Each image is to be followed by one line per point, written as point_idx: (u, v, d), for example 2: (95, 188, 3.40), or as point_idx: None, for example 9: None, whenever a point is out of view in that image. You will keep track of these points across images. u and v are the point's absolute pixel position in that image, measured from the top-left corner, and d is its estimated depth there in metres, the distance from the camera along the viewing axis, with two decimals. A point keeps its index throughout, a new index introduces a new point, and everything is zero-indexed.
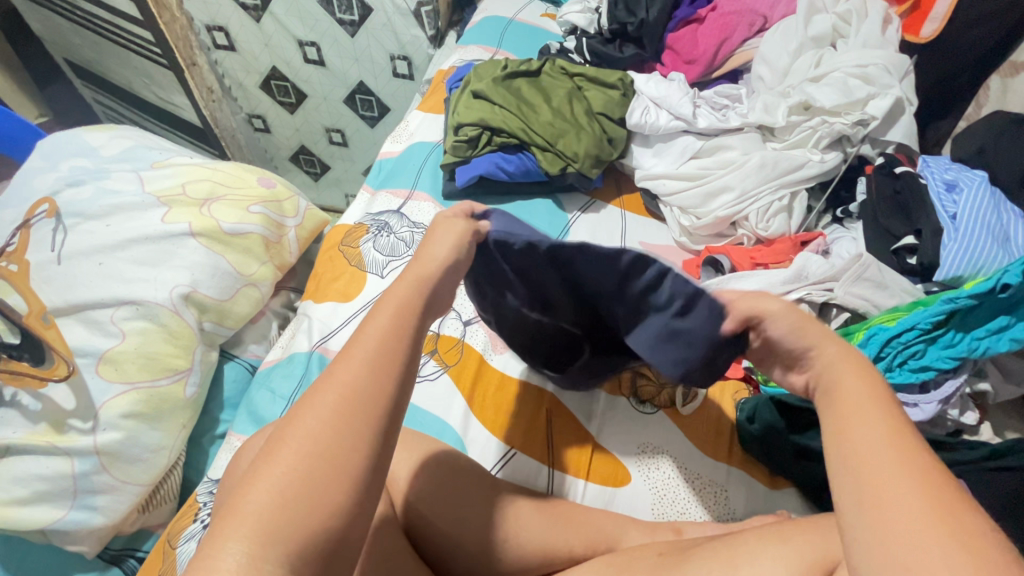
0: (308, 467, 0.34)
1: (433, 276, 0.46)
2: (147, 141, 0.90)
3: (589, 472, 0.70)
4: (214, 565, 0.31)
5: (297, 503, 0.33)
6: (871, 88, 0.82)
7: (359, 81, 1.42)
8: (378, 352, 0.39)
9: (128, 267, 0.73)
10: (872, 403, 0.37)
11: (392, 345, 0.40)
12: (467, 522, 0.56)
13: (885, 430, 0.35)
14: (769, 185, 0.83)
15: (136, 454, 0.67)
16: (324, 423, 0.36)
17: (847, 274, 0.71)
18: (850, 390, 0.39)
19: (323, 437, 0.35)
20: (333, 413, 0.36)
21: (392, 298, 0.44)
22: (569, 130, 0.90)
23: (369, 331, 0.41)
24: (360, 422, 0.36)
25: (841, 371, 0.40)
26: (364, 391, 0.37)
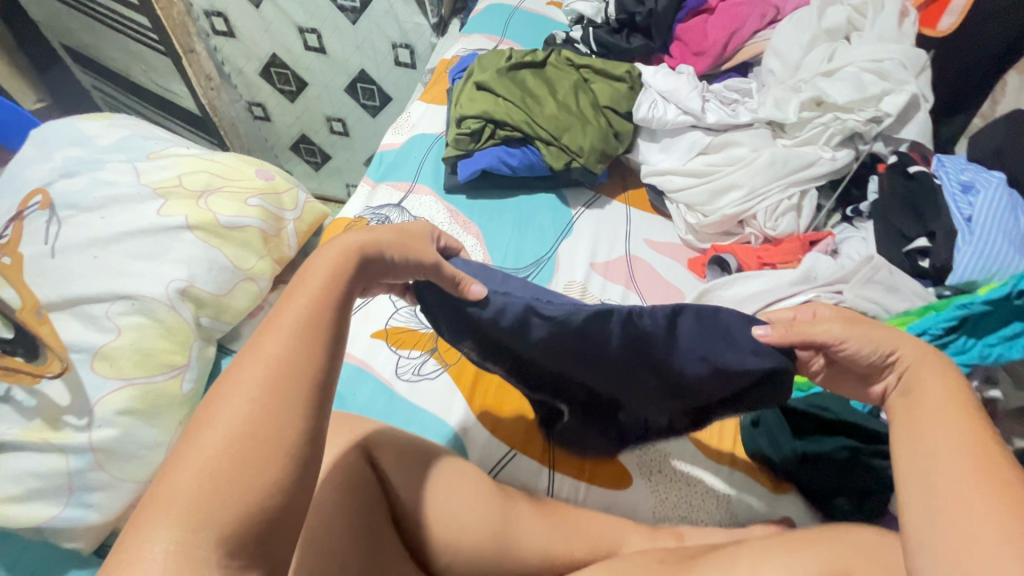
0: (237, 442, 0.34)
1: (375, 249, 0.50)
2: (142, 131, 0.88)
3: (587, 472, 0.69)
4: (142, 553, 0.30)
5: (224, 492, 0.32)
6: (886, 84, 0.79)
7: (360, 69, 1.39)
8: (305, 324, 0.40)
9: (124, 260, 0.71)
10: (951, 409, 0.40)
11: (316, 319, 0.41)
12: (435, 513, 0.55)
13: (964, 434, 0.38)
14: (777, 183, 0.81)
15: (132, 451, 0.66)
16: (251, 397, 0.36)
17: (857, 277, 0.70)
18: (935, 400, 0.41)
19: (256, 412, 0.35)
20: (261, 383, 0.36)
21: (317, 272, 0.45)
22: (575, 124, 0.88)
23: (292, 303, 0.42)
24: (289, 393, 0.36)
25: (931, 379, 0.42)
26: (294, 365, 0.38)
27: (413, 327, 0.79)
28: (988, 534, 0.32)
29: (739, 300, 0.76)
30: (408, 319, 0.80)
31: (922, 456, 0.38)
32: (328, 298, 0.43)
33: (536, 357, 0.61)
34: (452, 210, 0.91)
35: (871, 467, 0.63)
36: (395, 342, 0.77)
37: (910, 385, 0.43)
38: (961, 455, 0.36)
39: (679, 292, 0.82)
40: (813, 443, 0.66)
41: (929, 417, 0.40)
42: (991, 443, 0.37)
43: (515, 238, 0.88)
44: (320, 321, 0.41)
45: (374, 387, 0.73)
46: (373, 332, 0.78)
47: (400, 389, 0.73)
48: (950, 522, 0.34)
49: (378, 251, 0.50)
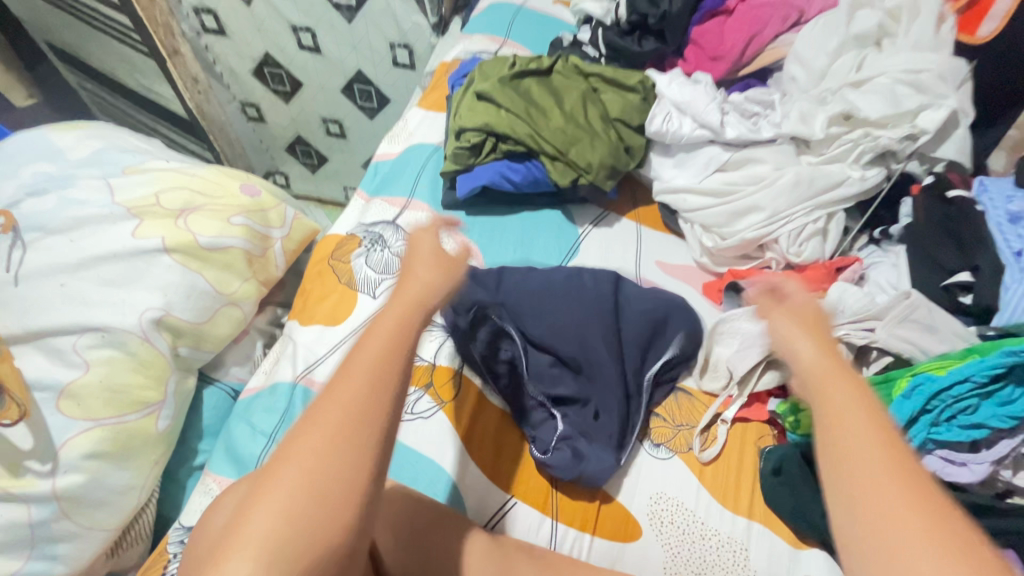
0: (309, 505, 0.35)
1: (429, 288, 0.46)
2: (119, 142, 0.82)
3: (593, 525, 0.63)
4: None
5: (291, 543, 0.34)
6: (923, 97, 0.73)
7: (356, 69, 1.33)
8: (377, 370, 0.40)
9: (93, 288, 0.66)
10: (866, 409, 0.37)
11: (387, 373, 0.40)
12: (432, 568, 0.52)
13: (879, 438, 0.36)
14: (802, 205, 0.75)
15: (101, 498, 0.61)
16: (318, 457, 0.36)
17: (892, 315, 0.64)
18: (841, 400, 0.38)
19: (327, 464, 0.36)
20: (333, 433, 0.37)
21: (382, 324, 0.42)
22: (583, 137, 0.81)
23: (361, 356, 0.40)
24: (358, 445, 0.37)
25: (828, 376, 0.40)
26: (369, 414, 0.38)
27: None
28: (910, 521, 0.32)
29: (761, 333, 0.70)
30: None
31: (844, 469, 0.35)
32: (399, 350, 0.41)
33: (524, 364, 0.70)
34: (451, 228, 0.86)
35: None
36: None
37: (811, 384, 0.40)
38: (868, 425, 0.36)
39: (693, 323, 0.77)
40: None
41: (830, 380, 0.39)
42: (879, 405, 0.38)
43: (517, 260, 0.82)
44: (394, 363, 0.40)
45: None
46: None
47: None
48: (886, 539, 0.32)
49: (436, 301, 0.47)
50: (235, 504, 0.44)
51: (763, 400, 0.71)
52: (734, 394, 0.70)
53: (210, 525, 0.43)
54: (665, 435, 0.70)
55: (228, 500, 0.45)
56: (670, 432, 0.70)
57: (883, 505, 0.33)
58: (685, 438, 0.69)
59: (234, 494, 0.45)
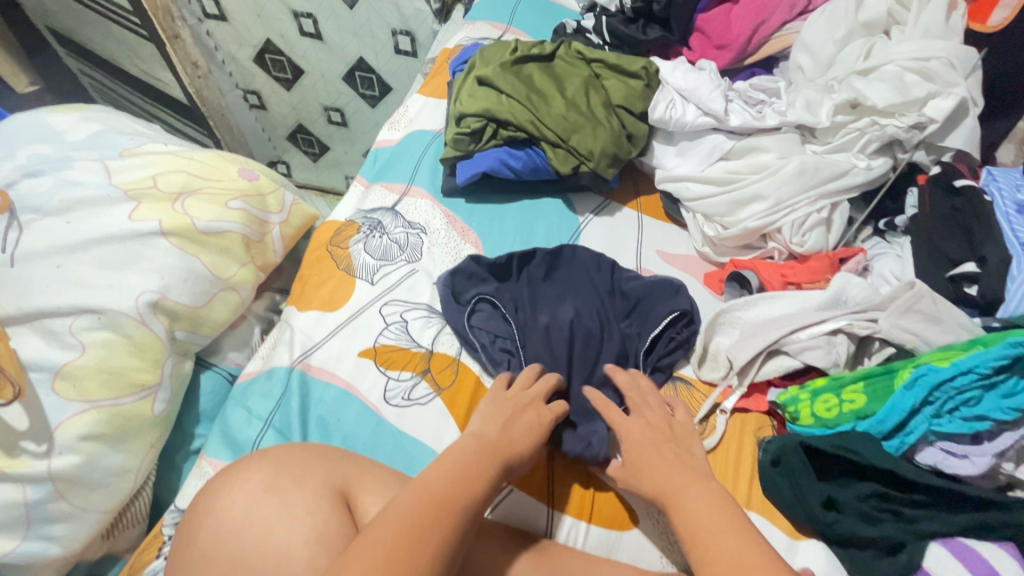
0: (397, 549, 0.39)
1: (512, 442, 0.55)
2: (117, 125, 0.82)
3: (589, 514, 0.63)
4: None
5: None
6: (932, 86, 0.71)
7: (358, 57, 1.32)
8: (455, 474, 0.48)
9: (89, 270, 0.66)
10: (700, 479, 0.52)
11: (464, 482, 0.47)
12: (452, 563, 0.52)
13: (705, 491, 0.51)
14: (806, 194, 0.74)
15: (96, 480, 0.61)
16: (391, 543, 0.39)
17: (895, 305, 0.63)
18: (682, 478, 0.53)
19: (408, 535, 0.40)
20: (419, 511, 0.43)
21: (462, 457, 0.51)
22: (585, 125, 0.81)
23: (453, 472, 0.48)
24: (438, 524, 0.42)
25: (673, 467, 0.55)
26: (450, 505, 0.44)
27: (404, 345, 0.72)
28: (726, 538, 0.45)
29: (762, 322, 0.70)
30: (399, 336, 0.72)
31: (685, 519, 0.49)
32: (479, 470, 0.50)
33: (524, 350, 0.70)
34: (451, 215, 0.85)
35: (902, 515, 0.58)
36: (383, 361, 0.70)
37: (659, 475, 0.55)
38: (707, 507, 0.49)
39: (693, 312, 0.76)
40: (842, 488, 0.61)
41: (673, 483, 0.53)
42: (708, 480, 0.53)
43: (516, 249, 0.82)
44: (471, 478, 0.48)
45: (359, 412, 0.67)
46: (361, 350, 0.71)
47: (388, 415, 0.66)
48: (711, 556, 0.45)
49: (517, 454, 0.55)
50: (261, 489, 0.48)
51: (763, 390, 0.70)
52: (734, 384, 0.69)
53: (233, 509, 0.48)
54: None
55: (252, 484, 0.49)
56: None
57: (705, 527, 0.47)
58: None
59: (261, 477, 0.49)
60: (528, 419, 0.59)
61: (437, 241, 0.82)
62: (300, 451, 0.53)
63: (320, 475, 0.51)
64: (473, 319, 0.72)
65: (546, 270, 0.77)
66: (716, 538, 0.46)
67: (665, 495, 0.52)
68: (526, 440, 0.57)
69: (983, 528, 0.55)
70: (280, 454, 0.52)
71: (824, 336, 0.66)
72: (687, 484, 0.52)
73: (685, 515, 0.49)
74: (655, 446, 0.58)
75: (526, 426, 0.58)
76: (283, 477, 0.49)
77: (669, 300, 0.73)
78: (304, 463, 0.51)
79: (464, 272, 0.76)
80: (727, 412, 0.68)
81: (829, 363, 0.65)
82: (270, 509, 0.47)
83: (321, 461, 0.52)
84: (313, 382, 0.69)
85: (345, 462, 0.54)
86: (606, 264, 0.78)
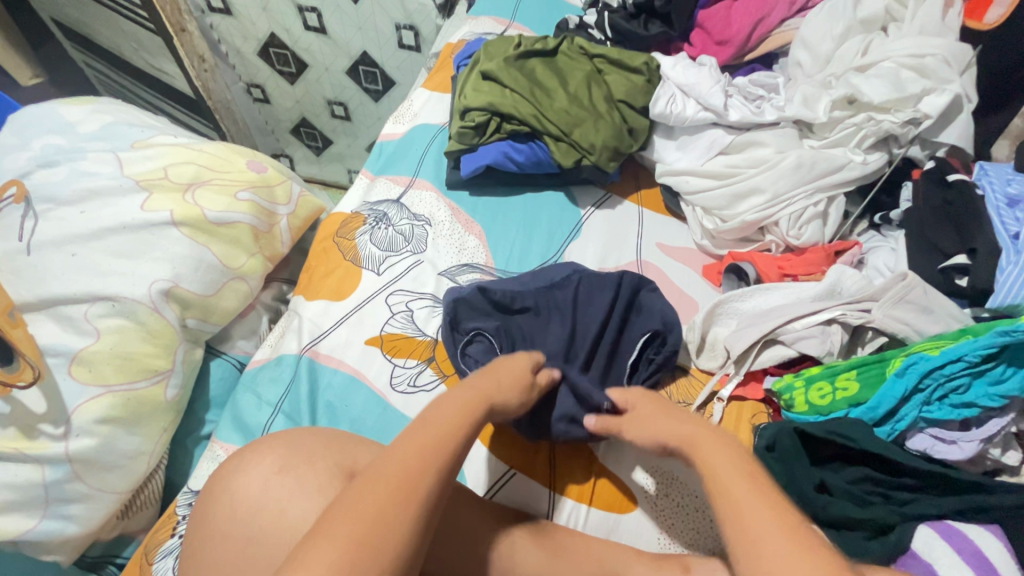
0: (399, 481, 0.42)
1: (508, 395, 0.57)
2: (128, 117, 0.83)
3: (590, 497, 0.65)
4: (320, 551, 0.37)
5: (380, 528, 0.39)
6: (927, 82, 0.73)
7: (362, 51, 1.33)
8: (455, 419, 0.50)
9: (104, 259, 0.67)
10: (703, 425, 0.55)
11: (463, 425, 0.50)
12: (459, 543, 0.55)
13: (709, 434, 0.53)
14: (803, 189, 0.75)
15: (112, 462, 0.63)
16: (374, 499, 0.40)
17: (888, 296, 0.64)
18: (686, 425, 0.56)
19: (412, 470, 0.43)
20: (420, 452, 0.45)
21: (450, 408, 0.51)
22: (586, 119, 0.82)
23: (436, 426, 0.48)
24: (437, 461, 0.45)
25: (678, 416, 0.57)
26: (448, 446, 0.47)
27: (409, 334, 0.73)
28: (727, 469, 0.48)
29: (759, 312, 0.72)
30: (405, 325, 0.74)
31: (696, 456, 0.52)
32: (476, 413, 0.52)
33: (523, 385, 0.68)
34: (455, 207, 0.86)
35: (891, 498, 0.60)
36: (390, 349, 0.72)
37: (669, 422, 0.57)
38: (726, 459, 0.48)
39: (692, 302, 0.78)
40: (833, 472, 0.63)
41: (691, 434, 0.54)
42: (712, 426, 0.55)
43: (520, 241, 0.83)
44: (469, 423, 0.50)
45: (366, 398, 0.69)
46: (367, 338, 0.73)
47: (394, 401, 0.68)
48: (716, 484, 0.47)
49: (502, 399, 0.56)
50: (274, 471, 0.50)
51: (759, 379, 0.72)
52: (731, 373, 0.71)
53: (247, 489, 0.50)
54: None
55: (265, 466, 0.51)
56: None
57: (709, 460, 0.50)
58: None
59: (274, 458, 0.51)
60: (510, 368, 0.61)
61: (441, 232, 0.83)
62: (310, 434, 0.55)
63: (330, 456, 0.52)
64: (467, 356, 0.69)
65: (532, 303, 0.73)
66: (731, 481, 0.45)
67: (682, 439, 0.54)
68: (514, 389, 0.58)
69: (971, 510, 0.57)
70: (293, 438, 0.54)
71: (819, 326, 0.67)
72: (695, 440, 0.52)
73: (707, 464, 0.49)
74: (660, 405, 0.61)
75: (512, 379, 0.59)
76: (295, 458, 0.51)
77: (643, 321, 0.72)
78: (315, 446, 0.53)
79: (466, 302, 0.72)
80: (724, 400, 0.70)
81: (823, 352, 0.66)
82: (284, 488, 0.49)
83: (331, 443, 0.54)
84: (321, 369, 0.71)
85: (355, 443, 0.55)
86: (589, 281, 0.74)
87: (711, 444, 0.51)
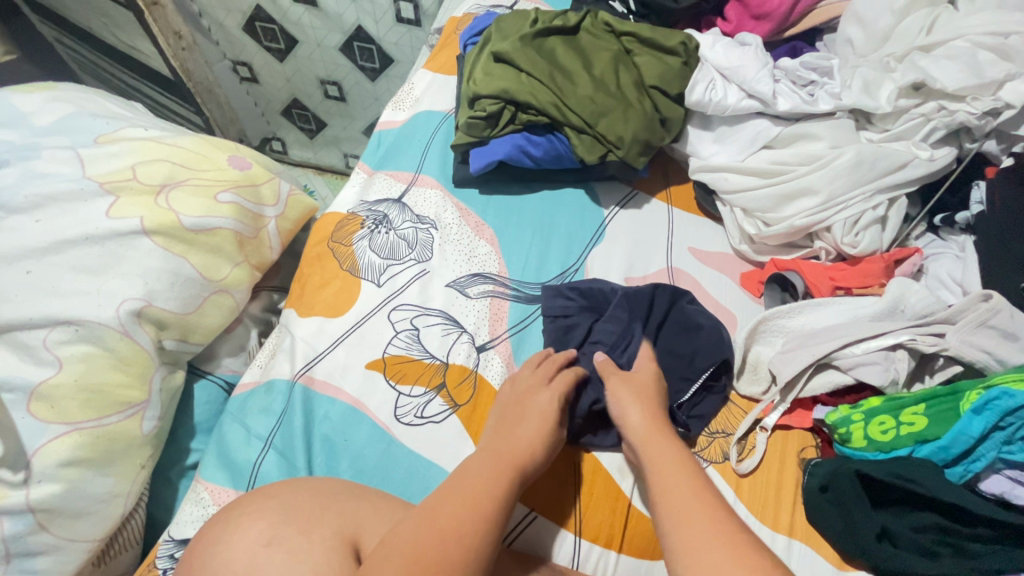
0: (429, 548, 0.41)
1: (527, 442, 0.54)
2: (91, 106, 0.74)
3: (620, 542, 0.57)
4: None
5: None
6: (1010, 66, 0.62)
7: (357, 25, 1.21)
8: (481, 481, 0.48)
9: (64, 276, 0.59)
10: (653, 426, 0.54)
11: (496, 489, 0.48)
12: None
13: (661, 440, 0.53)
14: (861, 189, 0.66)
15: (82, 508, 0.55)
16: (422, 548, 0.41)
17: (966, 319, 0.57)
18: (645, 432, 0.54)
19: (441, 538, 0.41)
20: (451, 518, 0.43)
21: (484, 472, 0.49)
22: (614, 107, 0.72)
23: (465, 490, 0.46)
24: (466, 525, 0.43)
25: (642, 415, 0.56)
26: (466, 506, 0.45)
27: (415, 356, 0.65)
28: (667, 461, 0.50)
29: (809, 332, 0.64)
30: (409, 346, 0.66)
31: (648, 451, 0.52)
32: (506, 473, 0.50)
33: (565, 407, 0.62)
34: (463, 207, 0.78)
35: (962, 549, 0.53)
36: (394, 374, 0.64)
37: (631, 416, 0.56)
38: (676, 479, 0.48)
39: (730, 316, 0.70)
40: (895, 517, 0.56)
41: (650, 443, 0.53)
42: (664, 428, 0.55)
43: (536, 248, 0.74)
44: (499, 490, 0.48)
45: (368, 433, 0.61)
46: (369, 362, 0.65)
47: (399, 434, 0.61)
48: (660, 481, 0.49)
49: (533, 463, 0.53)
50: (262, 543, 0.42)
51: (807, 405, 0.65)
52: (777, 400, 0.63)
53: (230, 567, 0.41)
54: (700, 443, 0.64)
55: (253, 536, 0.42)
56: (706, 441, 0.63)
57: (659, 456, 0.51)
58: (720, 447, 0.63)
59: (263, 527, 0.43)
60: (536, 407, 0.57)
61: (448, 237, 0.74)
62: (304, 488, 0.48)
63: (329, 521, 0.45)
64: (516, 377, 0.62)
65: (567, 314, 0.67)
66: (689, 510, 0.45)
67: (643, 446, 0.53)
68: (543, 439, 0.55)
69: None
70: (283, 497, 0.46)
71: (882, 351, 0.60)
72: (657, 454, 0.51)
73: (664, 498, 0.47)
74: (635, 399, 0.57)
75: (537, 429, 0.55)
76: (288, 526, 0.43)
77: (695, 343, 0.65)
78: (310, 507, 0.46)
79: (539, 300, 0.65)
80: (769, 430, 0.63)
81: (886, 381, 0.58)
82: (275, 565, 0.40)
83: (328, 504, 0.47)
84: (317, 397, 0.63)
85: (356, 503, 0.48)
86: (631, 299, 0.66)
87: (664, 454, 0.51)
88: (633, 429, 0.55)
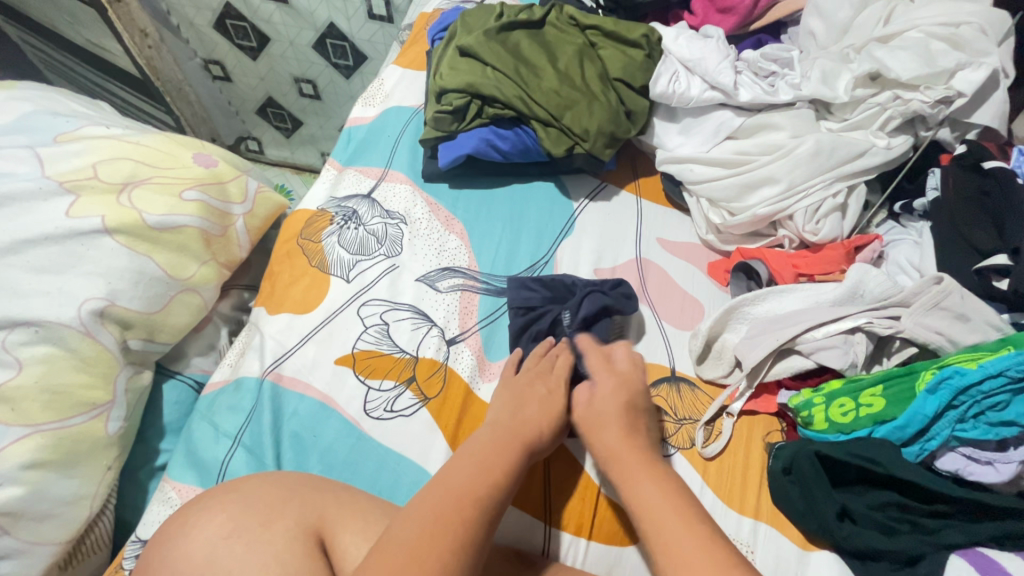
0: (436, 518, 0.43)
1: (530, 421, 0.56)
2: (51, 105, 0.72)
3: (590, 529, 0.58)
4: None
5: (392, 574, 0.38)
6: (961, 55, 0.64)
7: (328, 22, 1.20)
8: (485, 458, 0.50)
9: (22, 276, 0.58)
10: (629, 441, 0.55)
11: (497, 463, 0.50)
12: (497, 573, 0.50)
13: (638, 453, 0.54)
14: (821, 177, 0.68)
15: (46, 510, 0.55)
16: (430, 516, 0.43)
17: (920, 302, 0.59)
18: (617, 447, 0.54)
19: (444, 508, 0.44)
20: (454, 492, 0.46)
21: (488, 450, 0.52)
22: (579, 100, 0.73)
23: (468, 467, 0.49)
24: (470, 496, 0.46)
25: (609, 430, 0.56)
26: (473, 480, 0.47)
27: (385, 351, 0.65)
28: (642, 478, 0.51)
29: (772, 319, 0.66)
30: (379, 340, 0.66)
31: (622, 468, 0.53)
32: (510, 447, 0.52)
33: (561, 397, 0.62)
34: (433, 202, 0.78)
35: (920, 525, 0.54)
36: (364, 369, 0.64)
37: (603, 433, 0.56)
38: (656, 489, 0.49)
39: (697, 304, 0.72)
40: (855, 496, 0.57)
41: (629, 464, 0.53)
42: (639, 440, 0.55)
43: (506, 242, 0.75)
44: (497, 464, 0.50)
45: (338, 428, 0.61)
46: (338, 358, 0.65)
47: (369, 429, 0.61)
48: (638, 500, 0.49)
49: (541, 439, 0.56)
50: (222, 536, 0.42)
51: (772, 391, 0.66)
52: (742, 386, 0.65)
53: (189, 561, 0.41)
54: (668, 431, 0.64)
55: (213, 529, 0.42)
56: (674, 428, 0.64)
57: (634, 475, 0.51)
58: (688, 433, 0.64)
59: (222, 521, 0.43)
60: (539, 390, 0.60)
61: (418, 232, 0.75)
62: (265, 480, 0.48)
63: (291, 511, 0.45)
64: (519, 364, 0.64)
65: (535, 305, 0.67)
66: (674, 536, 0.45)
67: (621, 469, 0.53)
68: (546, 419, 0.57)
69: (1008, 538, 0.51)
70: (246, 490, 0.46)
71: (841, 335, 0.61)
72: (636, 476, 0.51)
73: (647, 520, 0.47)
74: (611, 416, 0.57)
75: (543, 409, 0.58)
76: (249, 519, 0.43)
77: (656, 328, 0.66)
78: (274, 498, 0.46)
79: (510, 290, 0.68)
80: (734, 416, 0.64)
81: (845, 364, 0.60)
82: (236, 557, 0.41)
83: (292, 494, 0.47)
84: (286, 394, 0.63)
85: (321, 494, 0.48)
86: (595, 289, 0.67)
87: (643, 470, 0.51)
88: (611, 445, 0.55)
